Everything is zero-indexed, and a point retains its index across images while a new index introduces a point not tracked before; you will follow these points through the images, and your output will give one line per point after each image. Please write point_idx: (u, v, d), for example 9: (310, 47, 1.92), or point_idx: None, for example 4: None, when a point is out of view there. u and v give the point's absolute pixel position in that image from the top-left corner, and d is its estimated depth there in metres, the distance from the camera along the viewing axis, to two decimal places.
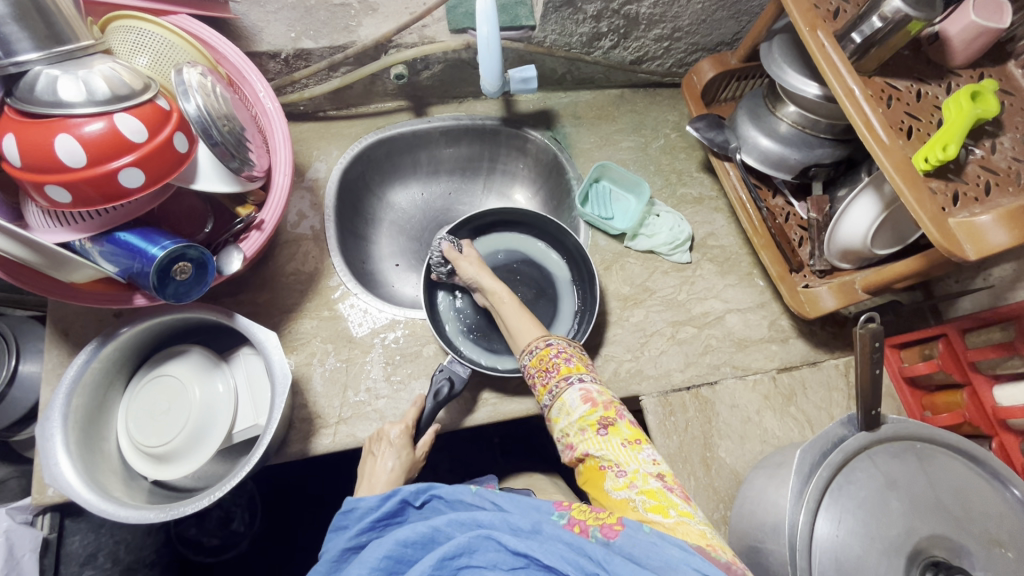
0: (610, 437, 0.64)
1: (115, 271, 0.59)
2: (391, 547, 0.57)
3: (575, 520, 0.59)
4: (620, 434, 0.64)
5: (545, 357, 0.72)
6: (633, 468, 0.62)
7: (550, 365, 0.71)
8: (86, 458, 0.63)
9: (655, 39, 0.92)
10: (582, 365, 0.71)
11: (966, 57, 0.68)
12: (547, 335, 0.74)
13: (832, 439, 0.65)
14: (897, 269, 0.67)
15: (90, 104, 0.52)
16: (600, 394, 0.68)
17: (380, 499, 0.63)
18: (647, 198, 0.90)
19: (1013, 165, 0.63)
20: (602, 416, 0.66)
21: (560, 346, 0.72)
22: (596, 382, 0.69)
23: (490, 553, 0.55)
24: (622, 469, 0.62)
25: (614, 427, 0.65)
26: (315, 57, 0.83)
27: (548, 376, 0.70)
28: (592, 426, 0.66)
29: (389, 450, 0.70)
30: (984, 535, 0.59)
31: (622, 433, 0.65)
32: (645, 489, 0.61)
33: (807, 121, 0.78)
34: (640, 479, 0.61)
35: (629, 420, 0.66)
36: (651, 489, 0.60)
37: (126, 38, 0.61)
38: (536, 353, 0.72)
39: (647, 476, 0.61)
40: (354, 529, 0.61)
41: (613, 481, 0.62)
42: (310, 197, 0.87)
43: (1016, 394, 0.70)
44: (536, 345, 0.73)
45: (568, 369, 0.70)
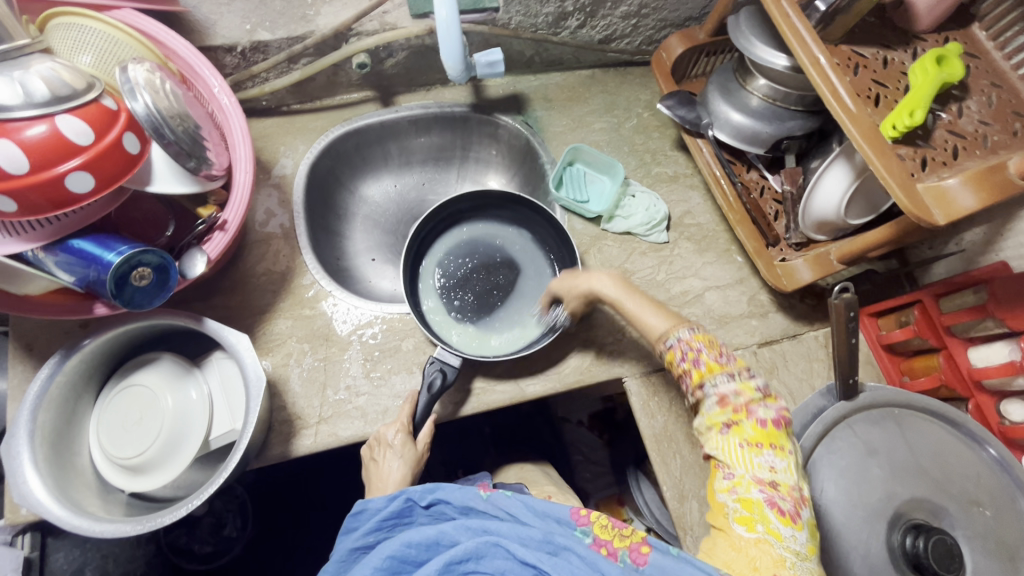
0: (730, 436, 0.56)
1: (73, 280, 0.57)
2: (395, 548, 0.58)
3: (600, 540, 0.55)
4: (742, 434, 0.55)
5: (673, 363, 0.63)
6: (740, 472, 0.54)
7: (681, 374, 0.62)
8: (57, 474, 0.61)
9: (623, 17, 0.90)
10: (717, 363, 0.60)
11: (931, 21, 0.67)
12: (668, 332, 0.64)
13: (813, 409, 0.67)
14: (869, 238, 0.68)
15: (29, 106, 0.49)
16: (737, 396, 0.58)
17: (387, 500, 0.63)
18: (622, 179, 0.89)
19: (980, 128, 0.63)
20: (729, 417, 0.57)
21: (686, 344, 0.62)
22: (735, 380, 0.59)
23: (497, 560, 0.56)
24: (730, 472, 0.55)
25: (739, 425, 0.56)
26: (273, 49, 0.80)
27: (684, 383, 0.62)
28: (718, 427, 0.57)
29: (391, 453, 0.70)
30: (964, 496, 0.60)
31: (745, 433, 0.56)
32: (744, 498, 0.53)
33: (779, 94, 0.77)
34: (743, 486, 0.53)
35: (761, 419, 0.56)
36: (749, 499, 0.52)
37: (67, 35, 0.58)
38: (664, 358, 0.64)
39: (751, 484, 0.53)
40: (362, 529, 0.62)
41: (718, 482, 0.55)
42: (278, 195, 0.85)
43: (989, 354, 0.71)
44: (661, 348, 0.64)
45: (700, 373, 0.60)
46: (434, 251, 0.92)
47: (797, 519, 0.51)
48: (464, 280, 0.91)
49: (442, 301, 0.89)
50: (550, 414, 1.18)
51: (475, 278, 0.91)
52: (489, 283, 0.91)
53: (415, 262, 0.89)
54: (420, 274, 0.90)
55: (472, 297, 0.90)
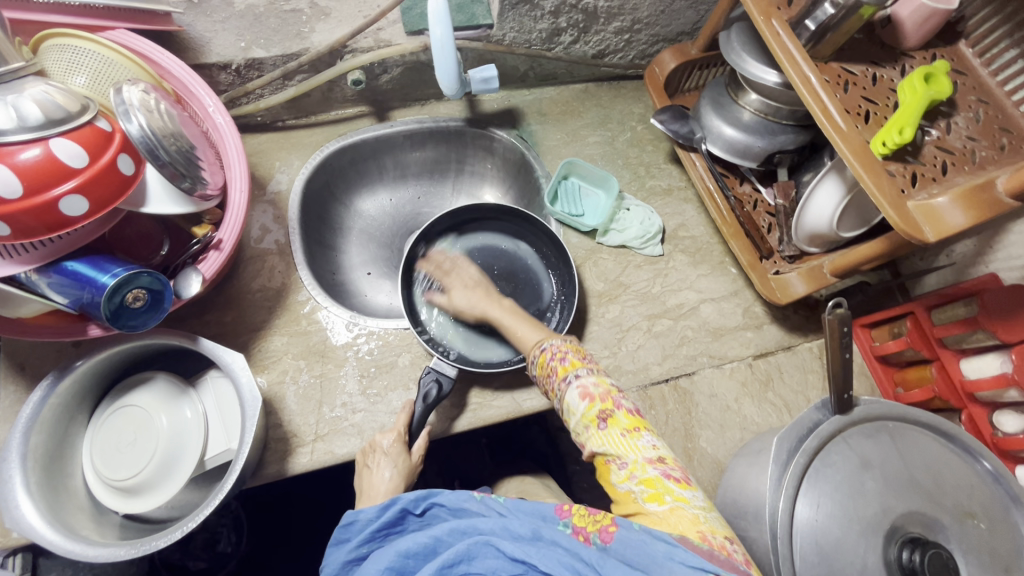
0: (609, 429, 0.63)
1: (66, 303, 0.56)
2: (393, 558, 0.57)
3: (578, 528, 0.57)
4: (618, 424, 0.62)
5: (544, 364, 0.69)
6: (631, 458, 0.61)
7: (550, 372, 0.68)
8: (50, 498, 0.61)
9: (616, 32, 0.91)
10: (579, 361, 0.68)
11: (918, 39, 0.68)
12: (542, 340, 0.71)
13: (808, 424, 0.66)
14: (861, 252, 0.69)
15: (23, 130, 0.49)
16: (596, 387, 0.65)
17: (380, 509, 0.62)
18: (617, 193, 0.90)
19: (968, 144, 0.64)
20: (601, 409, 0.64)
21: (556, 347, 0.69)
22: (593, 374, 0.66)
23: (489, 560, 0.56)
24: (623, 461, 0.61)
25: (613, 418, 0.63)
26: (268, 66, 0.81)
27: (552, 380, 0.68)
28: (594, 423, 0.63)
29: (384, 462, 0.69)
30: (958, 508, 0.61)
31: (620, 423, 0.63)
32: (644, 478, 0.59)
33: (770, 108, 0.78)
34: (638, 469, 0.60)
35: (627, 407, 0.64)
36: (649, 479, 0.59)
37: (60, 56, 0.58)
38: (535, 362, 0.70)
39: (645, 464, 0.60)
40: (356, 541, 0.61)
41: (615, 474, 0.61)
42: (273, 211, 0.85)
43: (982, 366, 0.72)
44: (534, 354, 0.71)
45: (565, 369, 0.67)
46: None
47: (690, 482, 0.60)
48: None
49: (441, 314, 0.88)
50: (547, 425, 1.17)
51: None
52: None
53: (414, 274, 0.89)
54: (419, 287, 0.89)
55: None
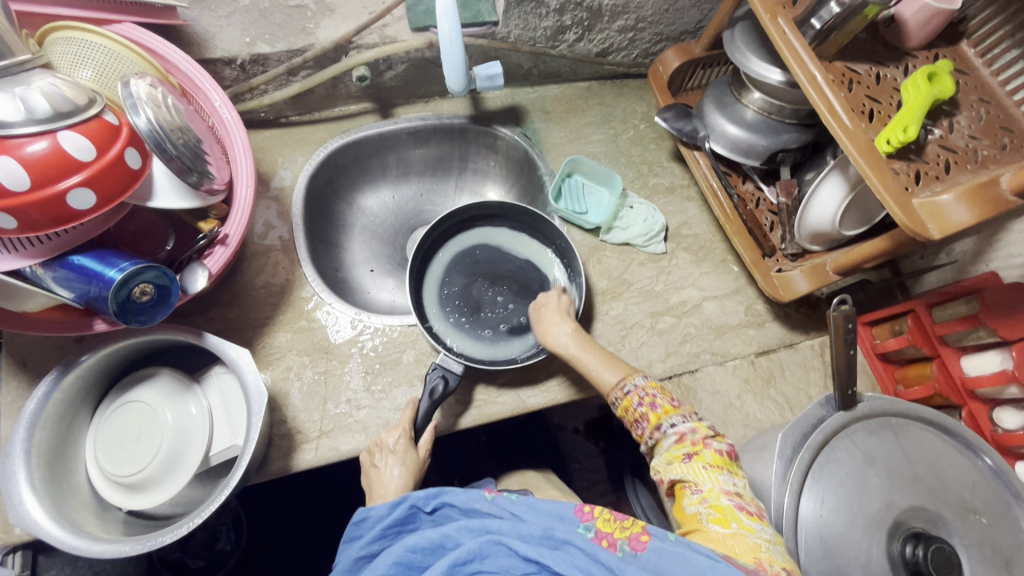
0: (694, 464, 0.61)
1: (72, 297, 0.56)
2: (401, 554, 0.57)
3: (602, 533, 0.57)
4: (704, 459, 0.61)
5: (628, 407, 0.68)
6: (707, 486, 0.59)
7: (637, 415, 0.67)
8: (54, 493, 0.60)
9: (620, 31, 0.91)
10: (670, 406, 0.67)
11: (921, 39, 0.69)
12: (624, 380, 0.70)
13: (813, 420, 0.66)
14: (863, 250, 0.69)
15: (30, 122, 0.49)
16: (693, 432, 0.64)
17: (390, 506, 0.63)
18: (620, 190, 0.90)
19: (971, 143, 0.65)
20: (688, 448, 0.63)
21: (642, 389, 0.68)
22: (689, 420, 0.65)
23: (502, 559, 0.55)
24: (699, 487, 0.60)
25: (699, 454, 0.62)
26: (272, 62, 0.80)
27: (640, 426, 0.67)
28: (678, 459, 0.62)
29: (393, 459, 0.69)
30: (960, 504, 0.62)
31: (706, 459, 0.62)
32: (716, 505, 0.58)
33: (773, 107, 0.79)
34: (713, 496, 0.58)
35: (717, 448, 0.63)
36: (720, 505, 0.57)
37: (67, 49, 0.58)
38: (619, 404, 0.69)
39: (720, 493, 0.59)
40: (367, 538, 0.61)
41: (687, 497, 0.60)
42: (277, 207, 0.85)
43: (983, 363, 0.72)
44: (616, 395, 0.69)
45: (656, 415, 0.66)
46: (437, 261, 0.91)
47: (765, 519, 0.57)
48: (467, 290, 0.90)
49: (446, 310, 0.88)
50: (547, 423, 1.17)
51: (479, 288, 0.90)
52: (494, 294, 0.90)
53: (419, 271, 0.88)
54: (424, 284, 0.89)
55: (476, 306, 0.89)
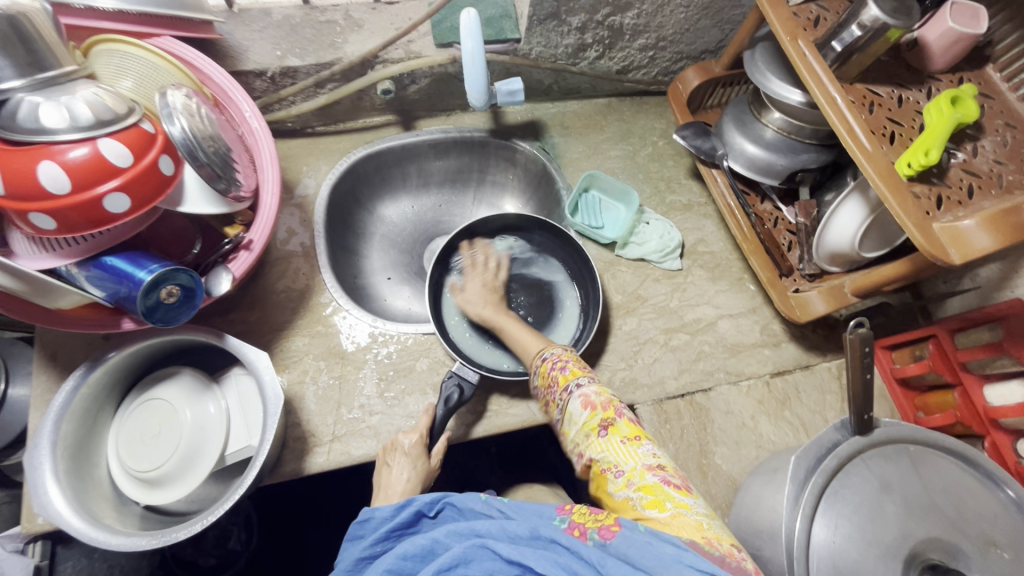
0: (610, 438, 0.63)
1: (103, 296, 0.58)
2: (391, 562, 0.57)
3: (576, 524, 0.58)
4: (619, 432, 0.63)
5: (545, 373, 0.71)
6: (629, 466, 0.61)
7: (551, 381, 0.70)
8: (76, 486, 0.62)
9: (640, 49, 0.93)
10: (579, 370, 0.69)
11: (945, 62, 0.69)
12: (543, 350, 0.74)
13: (828, 444, 0.65)
14: (885, 272, 0.68)
15: (73, 130, 0.51)
16: (599, 396, 0.66)
17: (395, 509, 0.63)
18: (637, 206, 0.91)
19: (995, 168, 0.64)
20: (602, 418, 0.65)
21: (558, 356, 0.71)
22: (594, 383, 0.68)
23: (485, 563, 0.55)
24: (620, 469, 0.61)
25: (614, 427, 0.64)
26: (301, 74, 0.83)
27: (553, 390, 0.69)
28: (594, 431, 0.64)
29: (404, 461, 0.70)
30: (980, 536, 0.59)
31: (622, 431, 0.63)
32: (643, 485, 0.59)
33: (792, 127, 0.79)
34: (637, 476, 0.60)
35: (629, 417, 0.65)
36: (647, 485, 0.59)
37: (109, 61, 0.61)
38: (539, 372, 0.72)
39: (644, 471, 0.60)
40: (370, 539, 0.62)
41: (613, 483, 0.61)
42: (300, 214, 0.87)
43: (1006, 393, 0.70)
44: (536, 363, 0.73)
45: (566, 378, 0.69)
46: (457, 271, 0.92)
47: (690, 490, 0.59)
48: None
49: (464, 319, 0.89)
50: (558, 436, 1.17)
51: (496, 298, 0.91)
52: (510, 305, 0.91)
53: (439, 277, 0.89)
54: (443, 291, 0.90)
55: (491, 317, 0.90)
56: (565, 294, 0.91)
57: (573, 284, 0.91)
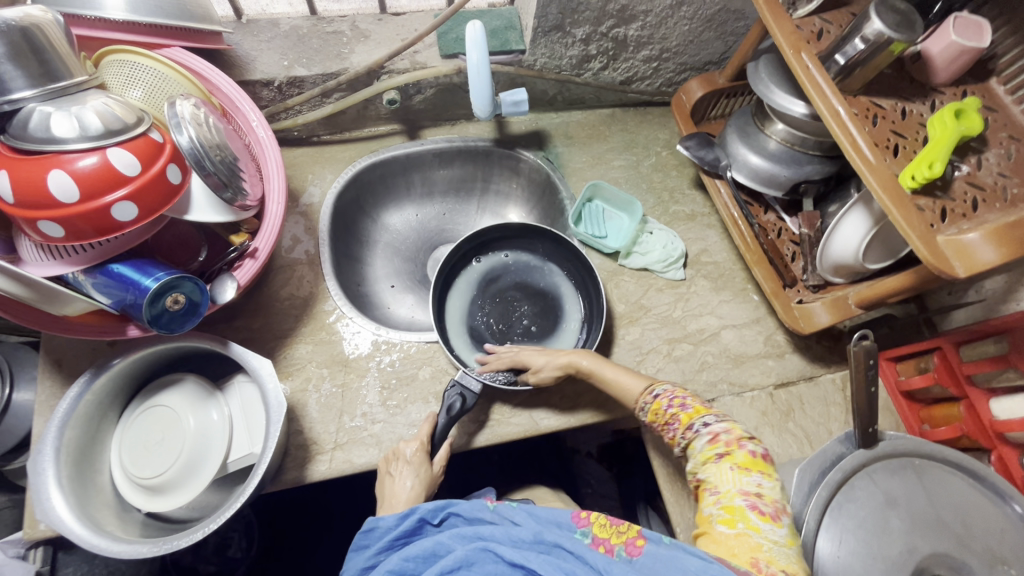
0: (721, 464, 0.61)
1: (109, 303, 0.59)
2: (395, 562, 0.59)
3: (598, 539, 0.57)
4: (732, 460, 0.60)
5: (658, 412, 0.68)
6: (726, 488, 0.59)
7: (668, 418, 0.67)
8: (79, 492, 0.62)
9: (644, 60, 0.93)
10: (702, 408, 0.67)
11: (948, 75, 0.69)
12: (652, 386, 0.70)
13: (831, 456, 0.65)
14: (888, 284, 0.68)
15: (83, 139, 0.52)
16: (725, 433, 0.63)
17: (399, 518, 0.63)
18: (641, 216, 0.91)
19: (999, 180, 0.64)
20: (721, 449, 0.62)
21: (671, 393, 0.69)
22: (722, 422, 0.65)
23: (487, 565, 0.56)
24: (716, 489, 0.59)
25: (731, 455, 0.61)
26: (307, 84, 0.84)
27: (671, 428, 0.67)
28: (711, 459, 0.62)
29: (407, 470, 0.70)
30: (986, 552, 0.58)
31: (736, 459, 0.61)
32: (728, 505, 0.57)
33: (796, 138, 0.79)
34: (728, 497, 0.58)
35: (751, 450, 0.61)
36: (731, 505, 0.57)
37: (120, 71, 0.62)
38: (647, 409, 0.69)
39: (736, 494, 0.58)
40: (373, 548, 0.62)
41: (705, 499, 0.60)
42: (305, 222, 0.88)
43: (1012, 406, 0.70)
44: (644, 400, 0.70)
45: (688, 416, 0.66)
46: (461, 280, 0.92)
47: (779, 519, 0.55)
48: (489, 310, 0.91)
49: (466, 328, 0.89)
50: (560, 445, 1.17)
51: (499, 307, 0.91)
52: (513, 314, 0.91)
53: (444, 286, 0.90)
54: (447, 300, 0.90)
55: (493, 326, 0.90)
56: (567, 303, 0.91)
57: (576, 293, 0.91)
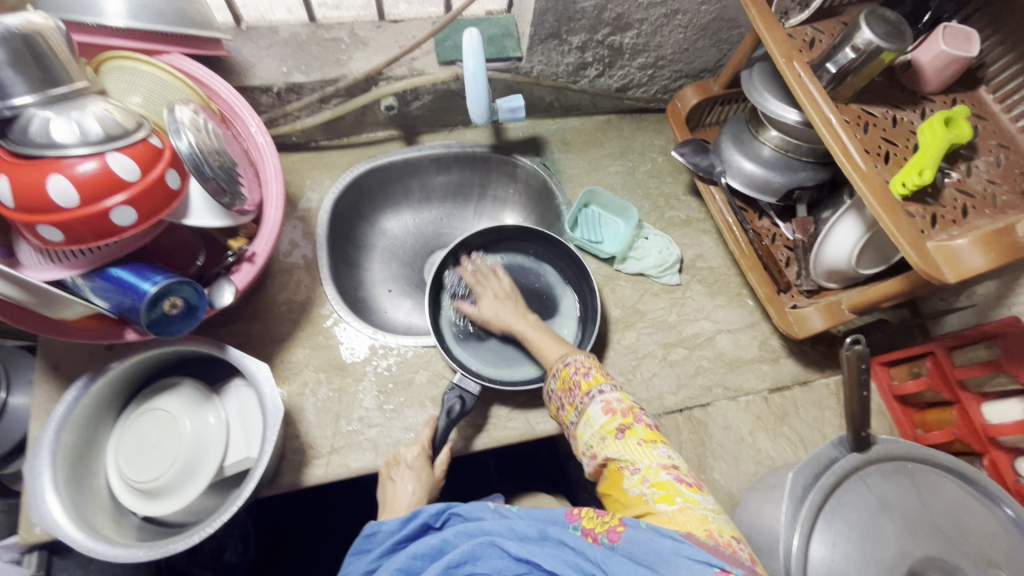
0: (626, 440, 0.63)
1: (107, 306, 0.59)
2: (403, 560, 0.58)
3: (586, 530, 0.58)
4: (636, 435, 0.63)
5: (566, 378, 0.70)
6: (645, 464, 0.61)
7: (572, 385, 0.69)
8: (75, 496, 0.62)
9: (640, 68, 0.94)
10: (602, 376, 0.69)
11: (938, 84, 0.70)
12: (565, 355, 0.72)
13: (825, 460, 0.65)
14: (881, 289, 0.68)
15: (83, 144, 0.52)
16: (619, 402, 0.66)
17: (401, 522, 0.63)
18: (636, 222, 0.91)
19: (988, 188, 0.65)
20: (620, 422, 0.65)
21: (580, 361, 0.70)
22: (616, 390, 0.68)
23: (493, 560, 0.56)
24: (636, 466, 0.61)
25: (631, 430, 0.64)
26: (306, 90, 0.85)
27: (573, 394, 0.68)
28: (611, 434, 0.64)
29: (408, 475, 0.70)
30: (979, 555, 0.59)
31: (638, 434, 0.64)
32: (657, 482, 0.60)
33: (790, 145, 0.80)
34: (651, 474, 0.60)
35: (647, 422, 0.65)
36: (661, 481, 0.60)
37: (120, 78, 0.63)
38: (557, 376, 0.71)
39: (658, 469, 0.61)
40: (375, 553, 0.62)
41: (627, 479, 0.61)
42: (303, 227, 0.88)
43: (1004, 411, 0.71)
44: (556, 367, 0.71)
45: (588, 383, 0.68)
46: (458, 283, 0.93)
47: (701, 487, 0.60)
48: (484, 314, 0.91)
49: (462, 331, 0.89)
50: (557, 450, 1.17)
51: None
52: None
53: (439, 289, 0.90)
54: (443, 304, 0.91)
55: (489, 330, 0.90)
56: (564, 307, 0.91)
57: (573, 297, 0.92)
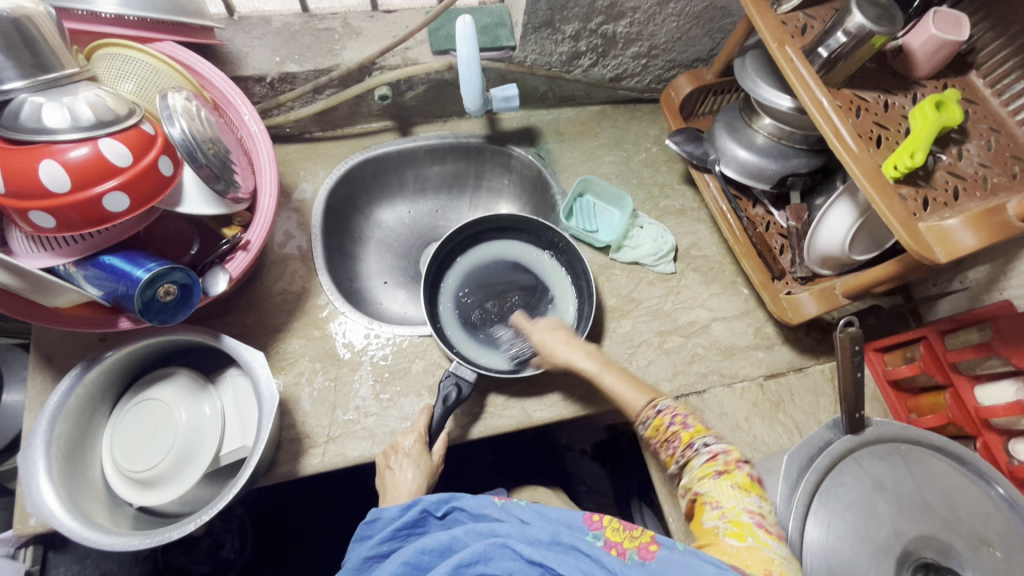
0: (722, 480, 0.57)
1: (100, 294, 0.59)
2: (411, 554, 0.58)
3: (612, 542, 0.56)
4: (734, 478, 0.57)
5: (660, 427, 0.63)
6: (729, 504, 0.55)
7: (668, 435, 0.62)
8: (69, 485, 0.62)
9: (633, 57, 0.94)
10: (702, 426, 0.62)
11: (929, 69, 0.70)
12: (653, 401, 0.66)
13: (820, 442, 0.66)
14: (873, 275, 0.69)
15: (74, 130, 0.52)
16: (726, 453, 0.59)
17: (402, 509, 0.63)
18: (631, 211, 0.92)
19: (980, 171, 0.65)
20: (719, 465, 0.58)
21: (672, 410, 0.64)
22: (722, 442, 0.60)
23: (505, 562, 0.56)
24: (718, 503, 0.56)
25: (730, 473, 0.58)
26: (299, 80, 0.85)
27: (670, 445, 0.62)
28: (708, 476, 0.58)
29: (407, 462, 0.70)
30: (972, 535, 0.59)
31: (736, 478, 0.57)
32: (734, 520, 0.54)
33: (783, 132, 0.80)
34: (733, 511, 0.54)
35: (749, 469, 0.58)
36: (739, 520, 0.54)
37: (111, 65, 0.62)
38: (649, 423, 0.64)
39: (742, 511, 0.54)
40: (376, 538, 0.62)
41: (706, 513, 0.56)
42: (297, 218, 0.88)
43: (996, 394, 0.71)
44: (646, 415, 0.65)
45: (689, 434, 0.61)
46: (453, 272, 0.93)
47: (784, 539, 0.53)
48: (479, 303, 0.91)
49: (457, 320, 0.89)
50: (554, 442, 1.17)
51: (490, 300, 0.92)
52: (506, 307, 0.91)
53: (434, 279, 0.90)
54: (438, 293, 0.91)
55: (484, 319, 0.90)
56: (559, 295, 0.91)
57: (569, 284, 0.91)
